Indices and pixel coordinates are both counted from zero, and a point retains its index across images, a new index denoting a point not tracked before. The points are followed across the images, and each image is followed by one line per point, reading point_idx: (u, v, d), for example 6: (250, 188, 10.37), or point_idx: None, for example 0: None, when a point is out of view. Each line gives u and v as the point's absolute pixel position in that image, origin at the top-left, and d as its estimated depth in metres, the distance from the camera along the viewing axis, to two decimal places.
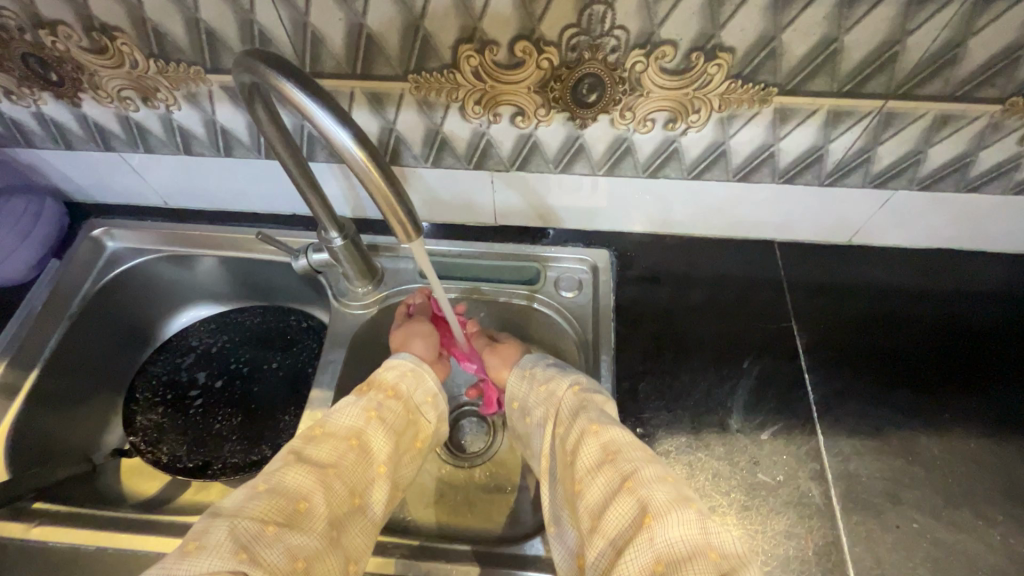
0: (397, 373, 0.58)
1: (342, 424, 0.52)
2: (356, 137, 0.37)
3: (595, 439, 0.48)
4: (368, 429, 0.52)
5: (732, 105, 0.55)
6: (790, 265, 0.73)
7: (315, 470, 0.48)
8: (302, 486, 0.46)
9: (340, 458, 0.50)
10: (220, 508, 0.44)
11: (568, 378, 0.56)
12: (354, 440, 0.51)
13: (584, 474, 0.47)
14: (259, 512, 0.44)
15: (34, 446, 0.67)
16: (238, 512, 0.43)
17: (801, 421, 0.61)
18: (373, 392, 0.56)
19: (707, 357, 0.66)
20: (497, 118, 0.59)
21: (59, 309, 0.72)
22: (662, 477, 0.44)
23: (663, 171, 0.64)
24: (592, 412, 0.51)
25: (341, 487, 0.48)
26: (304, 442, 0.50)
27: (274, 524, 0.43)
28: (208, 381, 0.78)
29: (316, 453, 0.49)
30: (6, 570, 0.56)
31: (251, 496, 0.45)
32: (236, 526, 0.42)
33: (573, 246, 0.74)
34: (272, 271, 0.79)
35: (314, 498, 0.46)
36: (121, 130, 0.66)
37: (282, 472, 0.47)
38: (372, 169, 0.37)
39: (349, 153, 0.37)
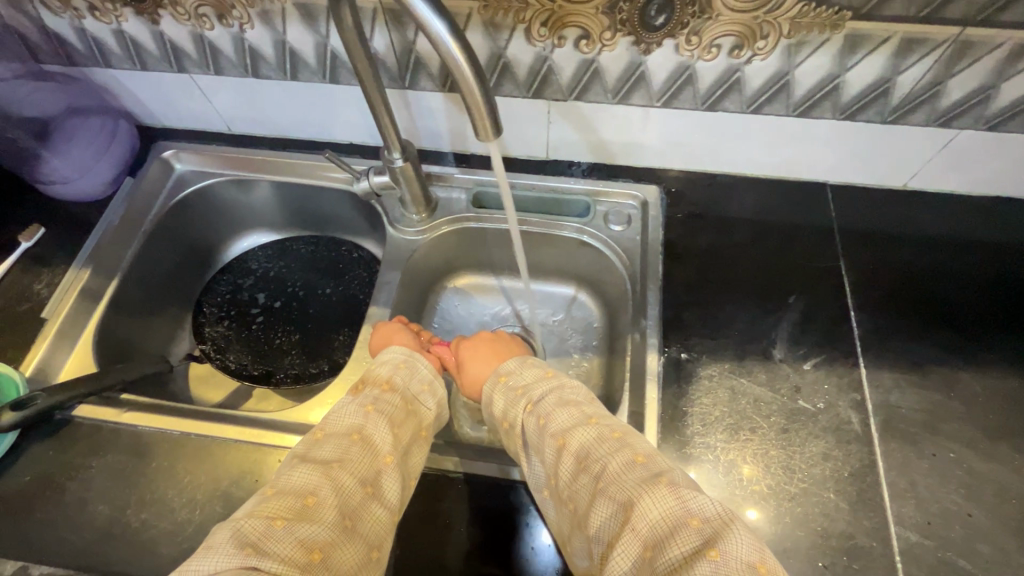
0: (391, 365, 0.58)
1: (342, 422, 0.52)
2: (450, 27, 0.38)
3: (567, 452, 0.48)
4: (367, 424, 0.52)
5: (802, 30, 0.54)
6: (842, 208, 0.73)
7: (318, 466, 0.47)
8: (308, 483, 0.45)
9: (343, 452, 0.49)
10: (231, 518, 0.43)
11: (518, 396, 0.55)
12: (356, 434, 0.51)
13: (570, 491, 0.47)
14: (272, 508, 0.43)
15: (115, 348, 0.72)
16: (249, 513, 0.43)
17: (844, 353, 0.63)
18: (368, 389, 0.56)
19: (753, 292, 0.67)
20: (562, 41, 0.59)
21: (135, 225, 0.77)
22: (632, 461, 0.45)
23: (722, 103, 0.64)
24: (556, 418, 0.51)
25: (348, 479, 0.47)
26: (308, 446, 0.50)
27: (283, 518, 0.42)
28: (268, 301, 0.83)
29: (319, 453, 0.49)
30: (100, 447, 0.61)
31: (262, 500, 0.44)
32: (242, 525, 0.41)
33: (622, 181, 0.75)
34: (329, 198, 0.82)
35: (320, 492, 0.45)
36: (195, 49, 0.68)
37: (289, 474, 0.47)
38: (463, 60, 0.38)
39: (444, 44, 0.38)
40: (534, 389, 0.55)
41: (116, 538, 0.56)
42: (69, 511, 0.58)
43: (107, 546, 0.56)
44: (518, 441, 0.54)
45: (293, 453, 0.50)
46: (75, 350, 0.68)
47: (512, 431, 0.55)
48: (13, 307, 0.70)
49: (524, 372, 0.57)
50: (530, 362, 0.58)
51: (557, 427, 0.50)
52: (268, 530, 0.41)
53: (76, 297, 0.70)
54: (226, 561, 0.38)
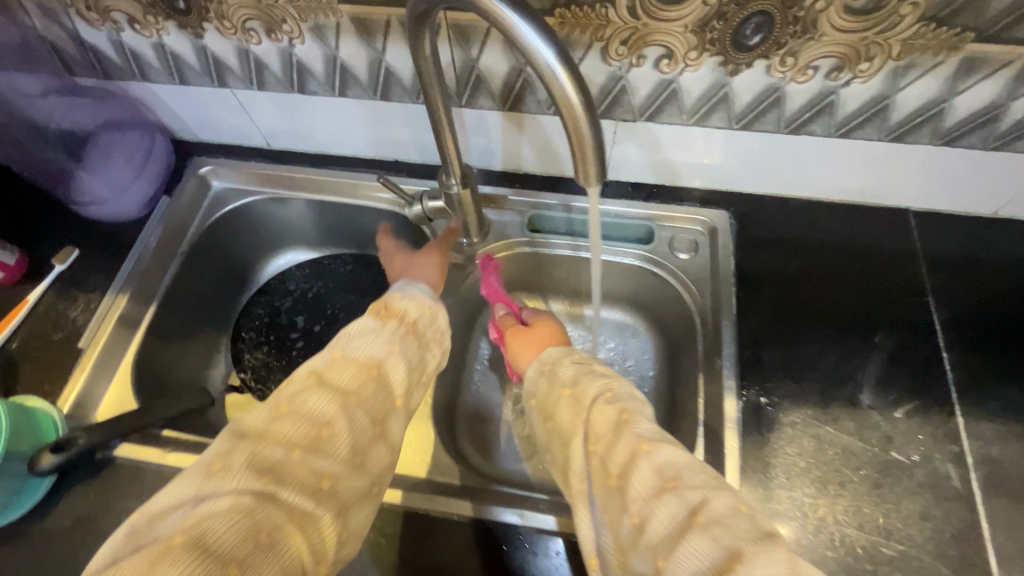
0: (418, 309, 0.54)
1: (363, 350, 0.48)
2: (562, 57, 0.33)
3: (647, 460, 0.40)
4: (387, 359, 0.48)
5: (914, 52, 0.49)
6: (926, 237, 0.68)
7: (337, 395, 0.44)
8: (323, 411, 0.43)
9: (361, 385, 0.45)
10: (241, 426, 0.41)
11: (599, 383, 0.48)
12: (374, 369, 0.47)
13: (640, 505, 0.39)
14: (285, 432, 0.41)
15: (154, 379, 0.68)
16: (261, 436, 0.40)
17: (938, 399, 0.58)
18: (393, 323, 0.51)
19: (834, 329, 0.63)
20: (640, 61, 0.55)
21: (172, 247, 0.73)
22: (734, 508, 0.37)
23: (808, 127, 0.59)
24: (638, 421, 0.44)
25: (363, 416, 0.44)
26: (325, 364, 0.46)
27: (301, 450, 0.40)
28: (307, 325, 0.79)
29: (337, 378, 0.45)
30: (144, 489, 0.58)
31: (274, 419, 0.42)
32: (259, 451, 0.39)
33: (688, 205, 0.71)
34: (372, 218, 0.78)
35: (337, 424, 0.42)
36: (239, 65, 0.64)
37: (304, 394, 0.43)
38: (575, 95, 0.33)
39: (554, 77, 0.33)
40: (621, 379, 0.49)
41: None
42: None
43: None
44: (575, 415, 0.47)
45: (307, 364, 0.47)
46: (112, 383, 0.65)
47: (574, 411, 0.47)
48: (48, 335, 0.67)
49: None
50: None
51: (644, 434, 0.42)
52: (280, 463, 0.39)
53: (113, 325, 0.67)
54: (235, 504, 0.36)
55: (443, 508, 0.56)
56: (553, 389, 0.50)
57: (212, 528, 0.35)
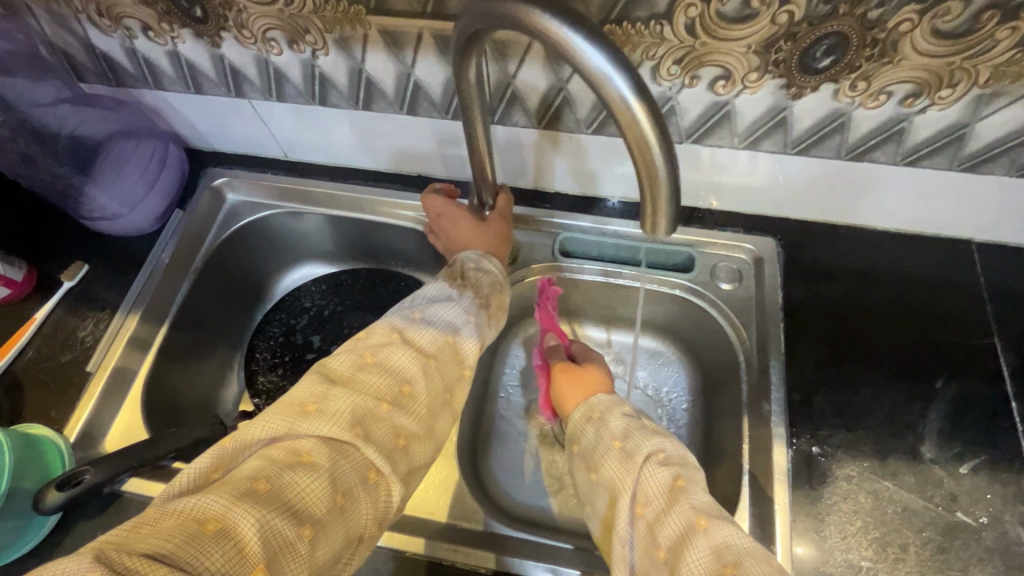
0: (490, 280, 0.55)
1: (441, 316, 0.50)
2: (635, 85, 0.28)
3: (704, 538, 0.36)
4: (464, 329, 0.50)
5: (1005, 79, 0.44)
6: (992, 272, 0.62)
7: (419, 355, 0.46)
8: (405, 369, 0.45)
9: (439, 349, 0.47)
10: (329, 370, 0.44)
11: (654, 440, 0.45)
12: (450, 337, 0.49)
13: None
14: (367, 384, 0.42)
15: (165, 404, 0.65)
16: (350, 383, 0.42)
17: (1007, 454, 0.53)
18: (470, 292, 0.53)
19: (891, 372, 0.58)
20: (694, 81, 0.50)
21: (185, 263, 0.70)
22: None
23: (872, 154, 0.54)
24: (695, 492, 0.40)
25: (438, 379, 0.46)
26: (405, 325, 0.48)
27: (385, 405, 0.42)
28: (324, 345, 0.76)
29: (418, 339, 0.47)
30: None
31: (362, 367, 0.44)
32: (352, 398, 0.41)
33: (731, 231, 0.66)
34: (393, 235, 0.74)
35: (417, 384, 0.44)
36: (258, 75, 0.60)
37: (391, 349, 0.46)
38: (651, 127, 0.29)
39: (626, 108, 0.29)
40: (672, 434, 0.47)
41: None
42: None
43: None
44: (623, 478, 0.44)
45: (389, 324, 0.49)
46: (121, 411, 0.61)
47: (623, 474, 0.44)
48: (56, 357, 0.64)
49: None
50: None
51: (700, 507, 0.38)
52: (364, 419, 0.40)
53: (123, 348, 0.63)
54: (317, 469, 0.36)
55: (471, 560, 0.52)
56: (602, 443, 0.47)
57: (293, 479, 0.35)
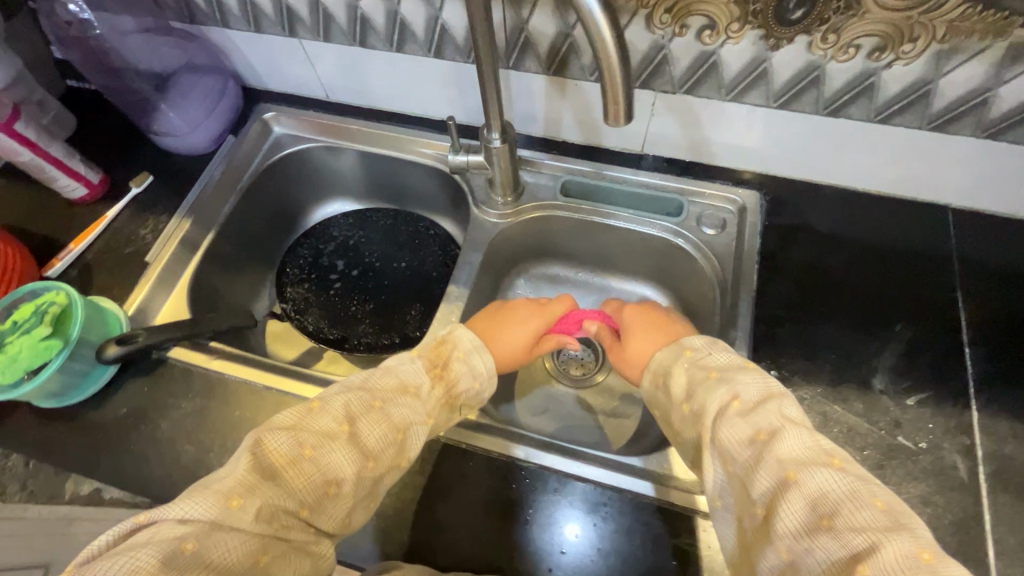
0: (471, 345, 0.55)
1: (402, 412, 0.47)
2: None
3: (799, 490, 0.38)
4: (425, 394, 0.50)
5: (959, 35, 0.50)
6: (965, 236, 0.66)
7: (361, 455, 0.44)
8: (340, 469, 0.42)
9: (383, 449, 0.45)
10: (265, 453, 0.41)
11: (721, 391, 0.46)
12: (403, 434, 0.47)
13: (790, 541, 0.37)
14: (301, 481, 0.40)
15: (207, 298, 0.75)
16: (275, 472, 0.40)
17: (954, 392, 0.58)
18: (439, 389, 0.51)
19: (855, 315, 0.63)
20: (683, 30, 0.57)
21: (233, 181, 0.79)
22: (917, 558, 0.33)
23: (847, 110, 0.60)
24: (782, 441, 0.40)
25: (371, 480, 0.44)
26: (362, 410, 0.46)
27: (309, 509, 0.40)
28: (346, 269, 0.84)
29: (367, 434, 0.45)
30: (191, 388, 0.64)
31: (297, 457, 0.41)
32: (273, 498, 0.39)
33: (720, 183, 0.72)
34: (415, 173, 0.83)
35: (346, 486, 0.42)
36: (309, 15, 0.70)
37: (332, 445, 0.43)
38: (610, 36, 0.35)
39: (591, 15, 0.35)
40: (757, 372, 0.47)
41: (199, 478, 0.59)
42: (158, 446, 0.61)
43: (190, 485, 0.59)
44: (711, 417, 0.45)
45: (345, 403, 0.46)
46: (170, 298, 0.71)
47: (709, 399, 0.46)
48: (119, 249, 0.74)
49: (716, 355, 0.50)
50: (721, 348, 0.51)
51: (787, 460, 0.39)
52: (295, 513, 0.40)
53: (177, 245, 0.73)
54: (245, 516, 0.37)
55: (454, 436, 0.59)
56: (697, 379, 0.48)
57: (222, 541, 0.36)
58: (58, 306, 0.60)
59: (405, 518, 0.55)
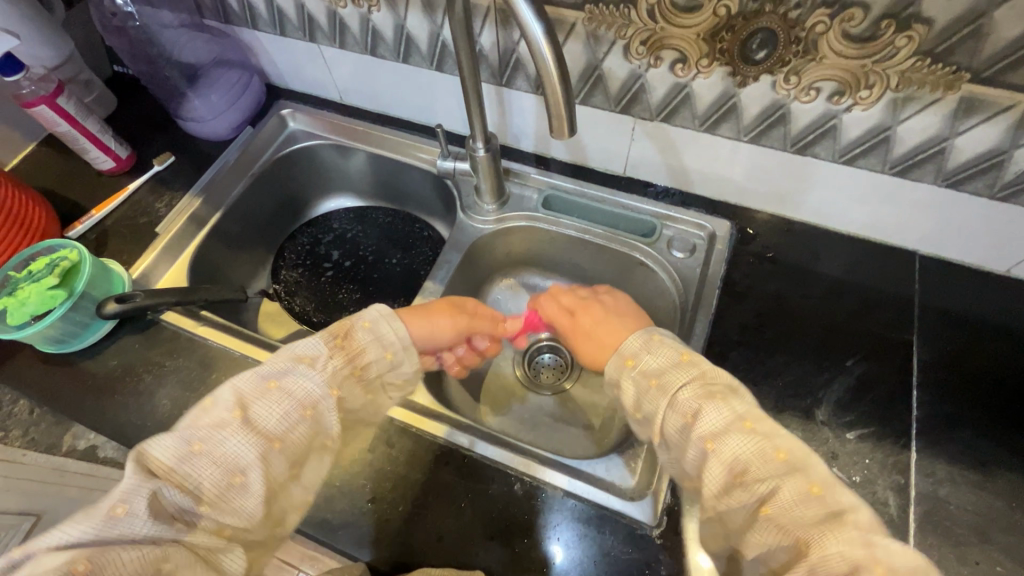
0: (378, 349, 0.52)
1: (302, 386, 0.47)
2: (546, 30, 0.41)
3: (715, 458, 0.43)
4: (327, 372, 0.48)
5: (912, 85, 0.53)
6: (928, 283, 0.67)
7: (262, 439, 0.44)
8: (241, 456, 0.43)
9: (290, 430, 0.45)
10: (148, 459, 0.41)
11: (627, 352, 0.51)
12: (309, 410, 0.47)
13: (714, 498, 0.43)
14: (193, 478, 0.41)
15: (206, 272, 0.81)
16: (170, 472, 0.41)
17: (896, 432, 0.58)
18: (341, 359, 0.49)
19: (809, 346, 0.64)
20: (658, 62, 0.61)
21: (245, 168, 0.86)
22: (807, 492, 0.40)
23: (813, 149, 0.62)
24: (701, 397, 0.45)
25: (281, 464, 0.45)
26: (255, 394, 0.45)
27: (209, 504, 0.42)
28: (340, 259, 0.89)
29: (264, 416, 0.45)
30: (176, 350, 0.69)
31: (185, 457, 0.42)
32: (165, 494, 0.40)
33: (695, 210, 0.74)
34: (413, 176, 0.88)
35: (251, 473, 0.43)
36: (327, 24, 0.77)
37: (228, 433, 0.43)
38: (553, 63, 0.41)
39: (537, 44, 0.41)
40: (692, 372, 0.47)
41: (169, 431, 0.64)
42: (140, 399, 0.66)
43: None
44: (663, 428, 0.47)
45: (235, 390, 0.46)
46: (172, 267, 0.77)
47: (657, 409, 0.47)
48: (135, 218, 0.81)
49: (653, 356, 0.50)
50: (666, 343, 0.51)
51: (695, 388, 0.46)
52: (191, 512, 0.41)
53: (184, 220, 0.80)
54: (135, 520, 0.38)
55: (409, 419, 0.62)
56: (618, 369, 0.51)
57: (113, 555, 0.36)
58: (69, 262, 0.67)
59: (351, 490, 0.58)
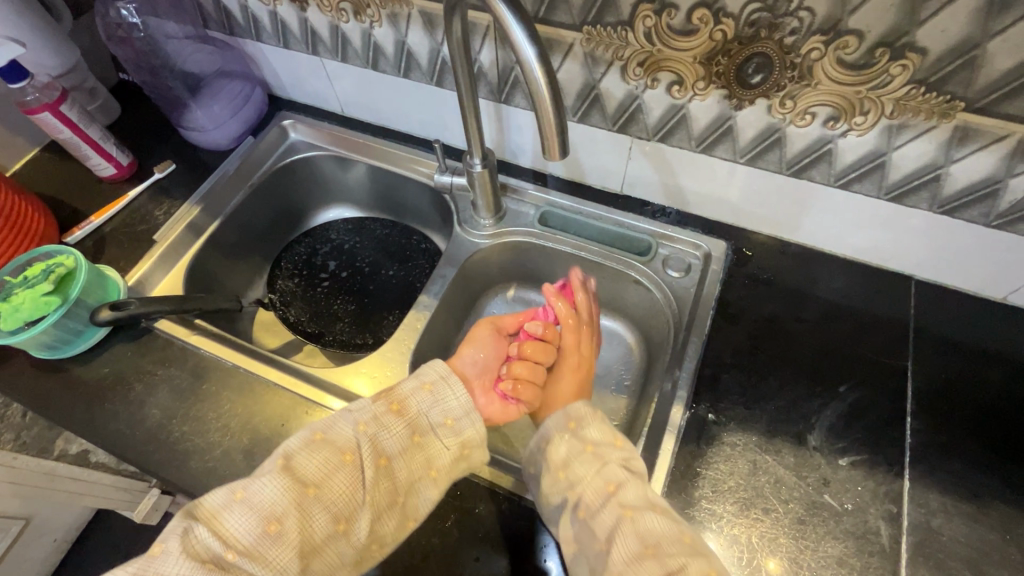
0: (415, 382, 0.55)
1: (344, 432, 0.50)
2: (539, 54, 0.41)
3: (630, 526, 0.48)
4: (369, 417, 0.51)
5: (907, 112, 0.53)
6: (923, 309, 0.67)
7: (298, 486, 0.46)
8: (279, 504, 0.45)
9: (327, 477, 0.48)
10: (199, 507, 0.46)
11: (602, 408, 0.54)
12: (349, 455, 0.49)
13: None
14: (229, 526, 0.45)
15: (202, 280, 0.81)
16: (211, 518, 0.45)
17: (889, 460, 0.58)
18: (382, 399, 0.53)
19: (803, 370, 0.64)
20: (654, 83, 0.61)
21: (245, 177, 0.86)
22: None
23: (808, 172, 0.62)
24: None
25: (319, 512, 0.47)
26: (301, 446, 0.49)
27: (243, 552, 0.44)
28: (336, 270, 0.89)
29: (304, 464, 0.48)
30: (168, 358, 0.69)
31: (229, 505, 0.45)
32: (205, 540, 0.43)
33: (690, 230, 0.74)
34: (411, 189, 0.88)
35: (286, 521, 0.45)
36: (330, 38, 0.78)
37: (267, 478, 0.46)
38: (544, 85, 0.42)
39: (530, 66, 0.41)
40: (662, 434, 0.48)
41: (158, 441, 0.63)
42: (130, 407, 0.66)
43: (151, 445, 0.63)
44: None
45: (284, 445, 0.50)
46: (167, 276, 0.78)
47: None
48: (134, 225, 0.81)
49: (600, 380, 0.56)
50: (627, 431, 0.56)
51: None
52: (222, 558, 0.43)
53: (182, 227, 0.80)
54: (168, 561, 0.42)
55: None
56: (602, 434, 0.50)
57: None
58: (64, 268, 0.67)
59: None
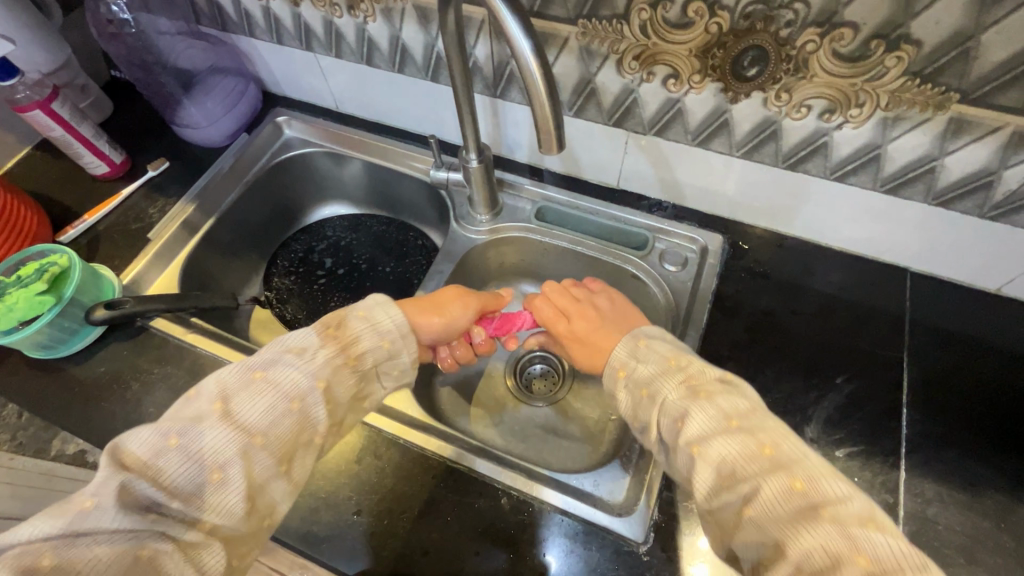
0: (373, 338, 0.52)
1: (288, 374, 0.47)
2: (534, 47, 0.41)
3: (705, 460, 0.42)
4: (321, 367, 0.48)
5: (902, 105, 0.53)
6: (919, 301, 0.67)
7: (243, 432, 0.44)
8: (220, 450, 0.43)
9: (273, 423, 0.45)
10: (123, 452, 0.41)
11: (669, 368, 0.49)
12: (297, 400, 0.46)
13: None
14: (166, 472, 0.41)
15: (198, 278, 0.81)
16: (143, 464, 0.41)
17: (885, 450, 0.58)
18: (334, 349, 0.49)
19: (799, 363, 0.64)
20: (650, 77, 0.61)
21: (239, 175, 0.86)
22: None
23: (804, 165, 0.62)
24: None
25: (264, 457, 0.44)
26: (239, 386, 0.46)
27: (185, 500, 0.41)
28: (333, 267, 0.89)
29: (245, 408, 0.45)
30: (164, 357, 0.69)
31: (162, 451, 0.41)
32: (140, 487, 0.40)
33: (687, 223, 0.74)
34: (407, 185, 0.88)
35: (230, 468, 0.42)
36: (324, 33, 0.77)
37: (207, 424, 0.43)
38: (540, 78, 0.42)
39: (525, 60, 0.41)
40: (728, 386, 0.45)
41: None
42: (127, 406, 0.66)
43: None
44: None
45: (218, 383, 0.46)
46: (162, 275, 0.77)
47: None
48: (128, 224, 0.81)
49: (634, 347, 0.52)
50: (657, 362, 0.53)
51: None
52: (165, 506, 0.40)
53: (177, 225, 0.80)
54: (105, 513, 0.37)
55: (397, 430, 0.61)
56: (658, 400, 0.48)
57: (81, 549, 0.36)
58: (58, 268, 0.66)
59: (336, 503, 0.57)
